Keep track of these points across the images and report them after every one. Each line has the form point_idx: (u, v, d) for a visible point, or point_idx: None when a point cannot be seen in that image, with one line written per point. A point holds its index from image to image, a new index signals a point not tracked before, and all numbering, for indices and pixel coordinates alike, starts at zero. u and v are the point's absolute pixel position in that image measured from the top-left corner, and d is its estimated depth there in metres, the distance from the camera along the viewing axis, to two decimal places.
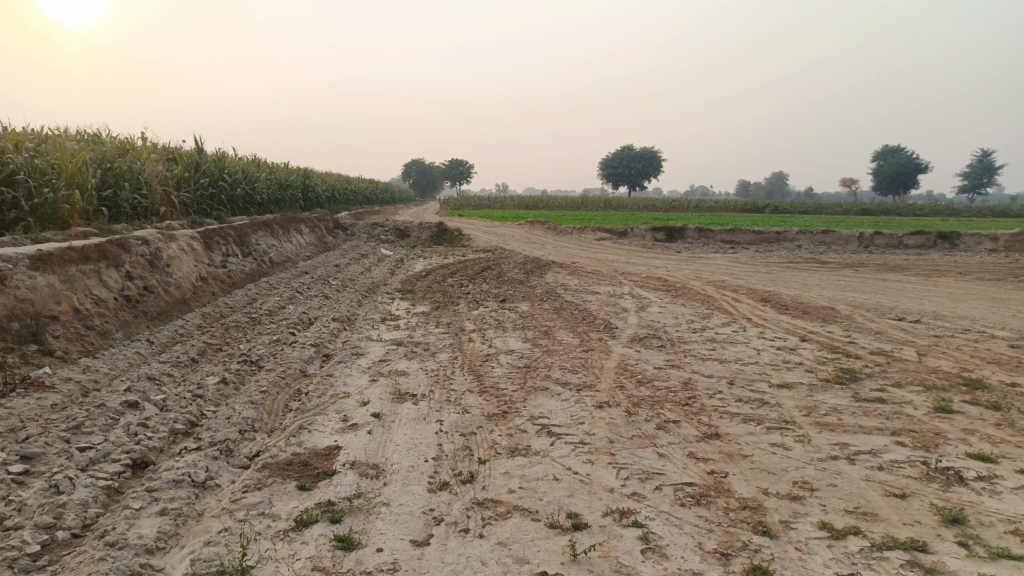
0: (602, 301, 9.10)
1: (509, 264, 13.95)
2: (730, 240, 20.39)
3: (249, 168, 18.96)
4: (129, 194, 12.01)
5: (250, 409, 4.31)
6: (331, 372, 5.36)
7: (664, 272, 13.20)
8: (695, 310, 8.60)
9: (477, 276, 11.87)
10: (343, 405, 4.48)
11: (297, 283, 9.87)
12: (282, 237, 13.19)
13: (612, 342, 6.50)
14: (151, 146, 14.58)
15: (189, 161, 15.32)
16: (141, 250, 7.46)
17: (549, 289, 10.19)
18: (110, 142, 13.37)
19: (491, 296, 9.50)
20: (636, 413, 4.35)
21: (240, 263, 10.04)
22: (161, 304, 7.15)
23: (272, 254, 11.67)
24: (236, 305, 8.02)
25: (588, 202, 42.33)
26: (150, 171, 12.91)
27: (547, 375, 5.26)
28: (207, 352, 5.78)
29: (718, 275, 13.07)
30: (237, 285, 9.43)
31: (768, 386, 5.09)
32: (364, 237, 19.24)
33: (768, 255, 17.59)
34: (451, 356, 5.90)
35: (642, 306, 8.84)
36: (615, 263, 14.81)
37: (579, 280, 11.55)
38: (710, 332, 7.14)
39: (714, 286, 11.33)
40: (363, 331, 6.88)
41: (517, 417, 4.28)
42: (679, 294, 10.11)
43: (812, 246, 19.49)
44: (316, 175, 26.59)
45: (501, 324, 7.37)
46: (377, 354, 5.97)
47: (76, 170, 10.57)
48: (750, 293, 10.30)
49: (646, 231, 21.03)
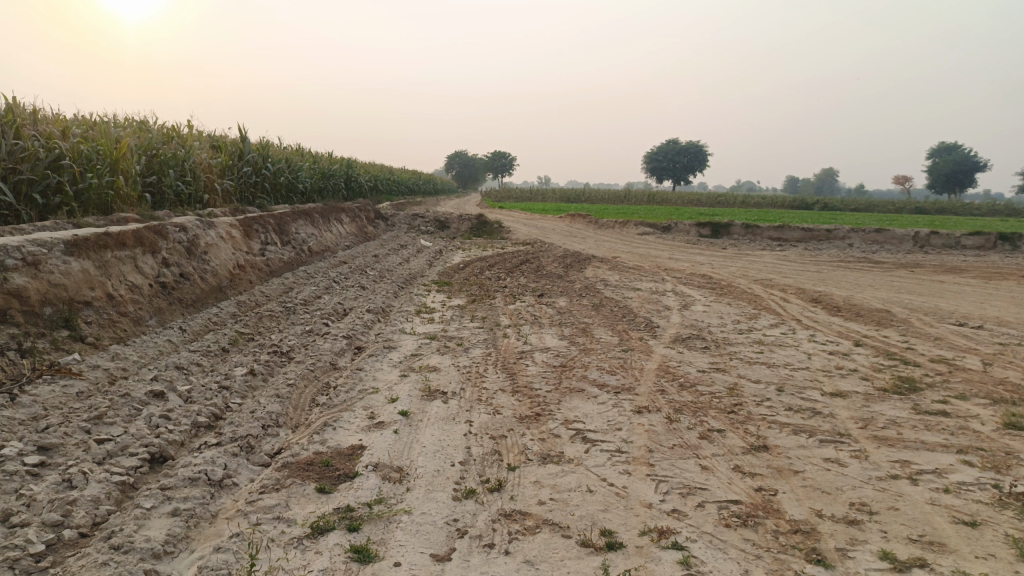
0: (643, 298, 8.82)
1: (548, 257, 13.72)
2: (778, 237, 19.81)
3: (292, 156, 19.06)
4: (172, 180, 12.10)
5: (275, 403, 4.18)
6: (361, 365, 5.21)
7: (708, 269, 12.82)
8: (740, 310, 8.26)
9: (516, 269, 11.67)
10: (370, 402, 4.32)
11: (334, 273, 9.80)
12: (322, 226, 13.18)
13: (653, 342, 6.23)
14: (196, 134, 14.71)
15: (233, 149, 15.43)
16: (178, 237, 7.43)
17: (589, 285, 9.93)
18: (156, 129, 13.52)
19: (529, 290, 9.28)
20: (677, 420, 4.10)
21: (279, 251, 10.01)
22: (197, 291, 7.11)
23: (311, 242, 11.65)
24: (271, 293, 7.96)
25: (632, 195, 41.77)
26: (193, 158, 13.01)
27: (584, 375, 5.03)
28: (238, 342, 5.70)
29: (764, 273, 12.64)
30: (275, 273, 9.40)
31: (820, 395, 4.78)
32: (404, 227, 19.20)
33: (817, 253, 17.01)
34: (485, 353, 5.71)
35: (685, 304, 8.53)
36: (657, 259, 14.46)
37: (620, 276, 11.26)
38: (757, 334, 6.81)
39: (761, 284, 10.94)
40: (397, 324, 6.73)
41: (551, 420, 4.06)
42: (724, 292, 9.76)
43: (863, 244, 18.81)
44: (359, 164, 26.68)
45: (537, 320, 7.15)
46: (410, 348, 5.81)
47: (121, 156, 10.67)
48: (799, 293, 9.89)
49: (691, 227, 20.57)
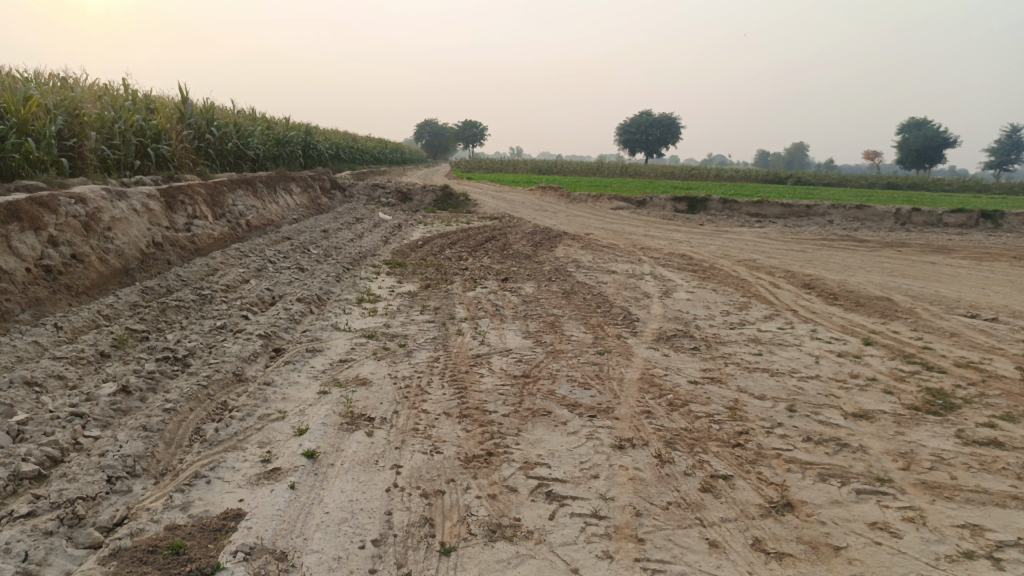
0: (619, 283, 7.85)
1: (516, 234, 12.70)
2: (756, 213, 18.97)
3: (242, 121, 17.64)
4: (96, 144, 10.80)
5: (136, 441, 3.12)
6: (272, 377, 4.17)
7: (687, 249, 11.91)
8: (727, 298, 7.33)
9: (479, 248, 10.63)
10: (270, 437, 3.29)
11: (271, 252, 8.67)
12: (267, 198, 11.96)
13: (634, 341, 5.27)
14: (129, 93, 13.30)
15: (172, 111, 14.05)
16: (73, 210, 6.24)
17: (559, 267, 8.93)
18: (81, 88, 12.12)
19: (492, 273, 8.26)
20: (671, 462, 3.14)
21: (208, 226, 8.83)
22: (92, 276, 5.96)
23: (251, 216, 10.45)
24: (189, 278, 6.83)
25: (604, 167, 40.75)
26: (123, 121, 11.67)
27: (551, 389, 4.04)
28: (125, 344, 4.59)
29: (746, 253, 11.77)
30: (201, 252, 8.24)
31: (842, 418, 3.85)
32: (363, 199, 17.97)
33: (797, 231, 16.21)
34: (430, 357, 4.69)
35: (666, 290, 7.58)
36: (633, 236, 13.50)
37: (592, 256, 10.28)
38: (751, 330, 5.89)
39: (746, 266, 10.05)
40: (330, 318, 5.67)
41: (505, 463, 3.08)
42: (707, 275, 8.85)
43: (844, 222, 18.08)
44: (319, 131, 25.20)
45: (498, 311, 6.14)
46: (339, 352, 4.77)
47: (30, 116, 9.37)
48: (789, 277, 9.01)
49: (666, 201, 19.66)
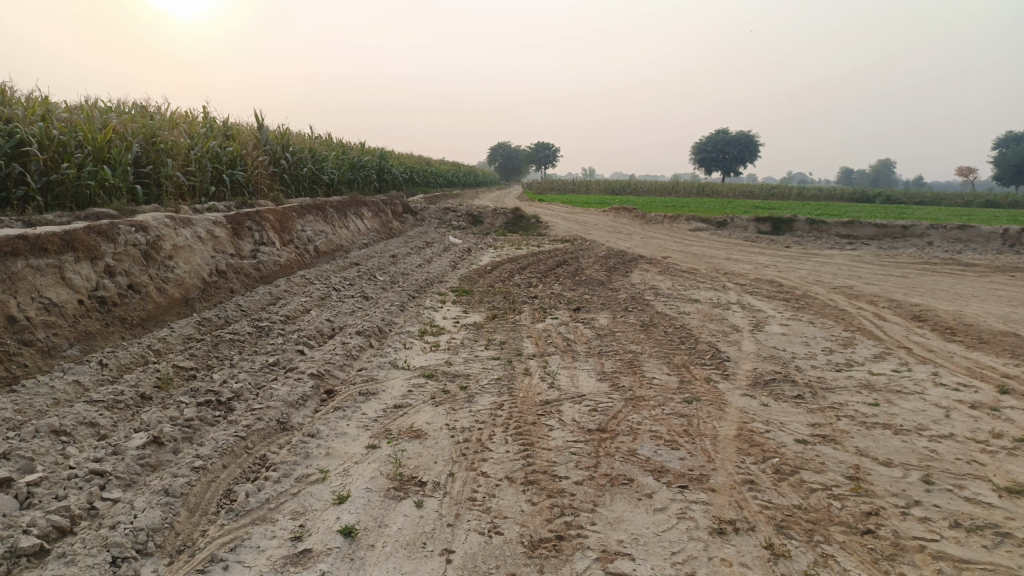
0: (702, 315, 7.19)
1: (589, 259, 12.14)
2: (847, 234, 17.81)
3: (317, 145, 17.76)
4: (172, 170, 10.87)
5: (154, 509, 2.72)
6: (318, 425, 3.75)
7: (774, 274, 11.09)
8: (827, 333, 6.57)
9: (550, 274, 10.14)
10: (305, 506, 2.84)
11: (336, 278, 8.40)
12: (337, 222, 11.81)
13: (726, 386, 4.64)
14: (207, 120, 13.47)
15: (248, 137, 14.17)
16: (132, 238, 6.07)
17: (636, 295, 8.33)
18: (161, 116, 12.31)
19: (563, 303, 7.73)
20: (786, 556, 2.52)
21: (274, 252, 8.64)
22: (149, 307, 5.74)
23: (319, 241, 10.27)
24: (248, 307, 6.57)
25: (680, 186, 39.70)
26: (199, 147, 11.74)
27: (633, 449, 3.48)
28: (169, 384, 4.27)
29: (841, 279, 10.84)
30: (265, 279, 8.04)
31: (994, 494, 3.13)
32: (434, 223, 17.77)
33: (894, 254, 15.04)
34: (494, 402, 4.18)
35: (757, 323, 6.87)
36: (714, 260, 12.73)
37: (672, 282, 9.63)
38: (861, 374, 5.15)
39: (842, 294, 9.18)
40: (388, 353, 5.25)
41: (579, 552, 2.53)
42: (801, 305, 8.07)
43: (945, 244, 16.73)
44: (393, 154, 25.33)
45: (571, 347, 5.61)
46: (394, 395, 4.32)
47: (108, 143, 9.43)
48: (895, 307, 8.13)
49: (749, 222, 18.71)
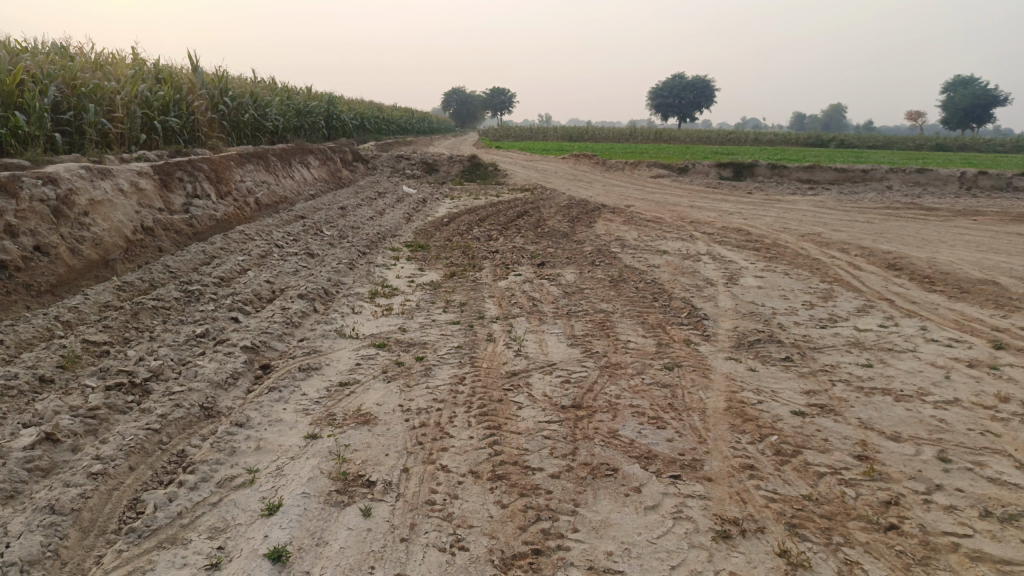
0: (673, 268, 6.77)
1: (549, 208, 11.63)
2: (807, 179, 17.59)
3: (259, 90, 16.69)
4: (96, 116, 9.92)
5: (34, 536, 2.18)
6: (248, 411, 3.22)
7: (740, 222, 10.75)
8: (804, 285, 6.21)
9: (510, 225, 9.61)
10: (227, 521, 2.34)
11: (279, 234, 7.74)
12: (280, 172, 11.03)
13: (709, 349, 4.23)
14: (135, 62, 12.40)
15: (183, 80, 13.14)
16: (39, 192, 5.33)
17: (602, 246, 7.88)
18: (83, 56, 11.24)
19: (526, 257, 7.24)
20: (806, 566, 2.13)
21: (209, 205, 7.92)
22: (59, 270, 5.06)
23: (261, 193, 9.52)
24: (178, 267, 5.91)
25: (638, 132, 39.16)
26: (126, 91, 10.77)
27: (614, 429, 3.04)
28: (75, 362, 3.67)
29: (808, 226, 10.55)
30: (200, 236, 7.34)
31: (1018, 472, 2.79)
32: (387, 172, 16.97)
33: (856, 198, 14.86)
34: (454, 375, 3.70)
35: (731, 276, 6.49)
36: (678, 208, 12.34)
37: (638, 232, 9.20)
38: (847, 331, 4.80)
39: (812, 241, 8.87)
40: (334, 319, 4.70)
41: (561, 573, 2.09)
42: (772, 254, 7.73)
43: (904, 188, 16.63)
44: (343, 100, 24.18)
45: (536, 308, 5.14)
46: (340, 370, 3.80)
47: (18, 86, 8.49)
48: (867, 255, 7.85)
49: (710, 167, 18.34)
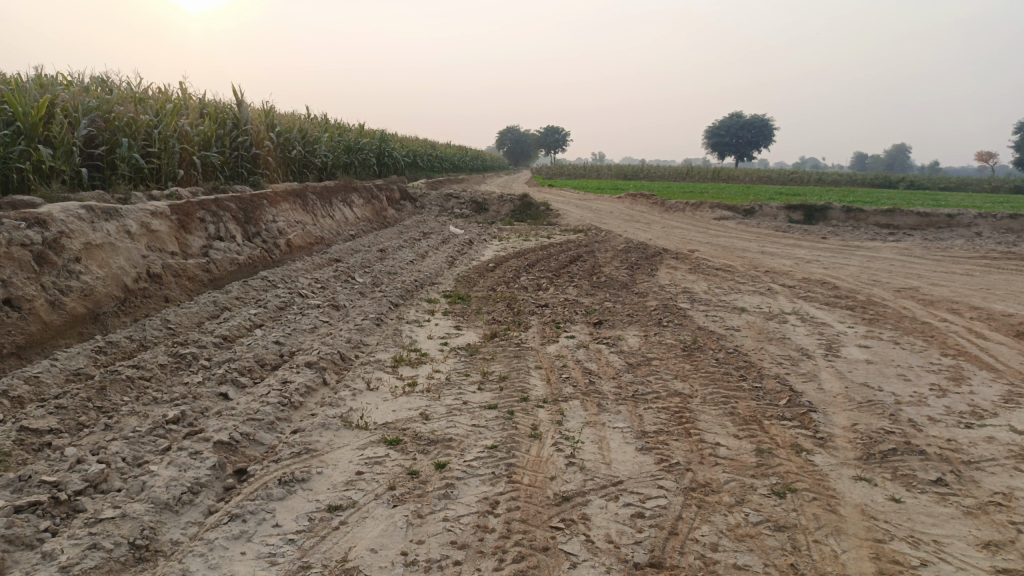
0: (756, 332, 5.70)
1: (605, 253, 10.65)
2: (887, 224, 16.21)
3: (308, 126, 16.29)
4: (130, 150, 9.41)
5: None
6: (191, 556, 2.29)
7: (822, 272, 9.57)
8: (923, 360, 5.06)
9: (563, 273, 8.67)
10: None
11: (305, 280, 6.95)
12: (319, 211, 10.35)
13: (827, 463, 3.16)
14: (180, 97, 11.99)
15: (229, 115, 12.70)
16: (20, 236, 4.61)
17: (669, 302, 6.85)
18: (126, 90, 10.84)
19: (580, 314, 6.26)
20: None
21: (230, 247, 7.19)
22: (31, 329, 4.29)
23: (294, 233, 8.81)
24: (179, 322, 5.12)
25: (695, 172, 38.02)
26: (165, 125, 10.26)
27: None
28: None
29: (900, 279, 9.30)
30: (216, 282, 6.59)
31: None
32: (434, 211, 16.27)
33: (945, 246, 13.45)
34: (484, 499, 2.72)
35: (829, 345, 5.38)
36: (749, 255, 11.21)
37: (707, 284, 8.13)
38: (1003, 432, 3.65)
39: (913, 299, 7.65)
40: (342, 399, 3.79)
41: None
42: (871, 316, 6.57)
43: (997, 234, 15.08)
44: (395, 138, 23.80)
45: (595, 387, 4.15)
46: (336, 482, 2.87)
47: (46, 119, 7.98)
48: (987, 320, 6.60)
49: (779, 209, 17.13)
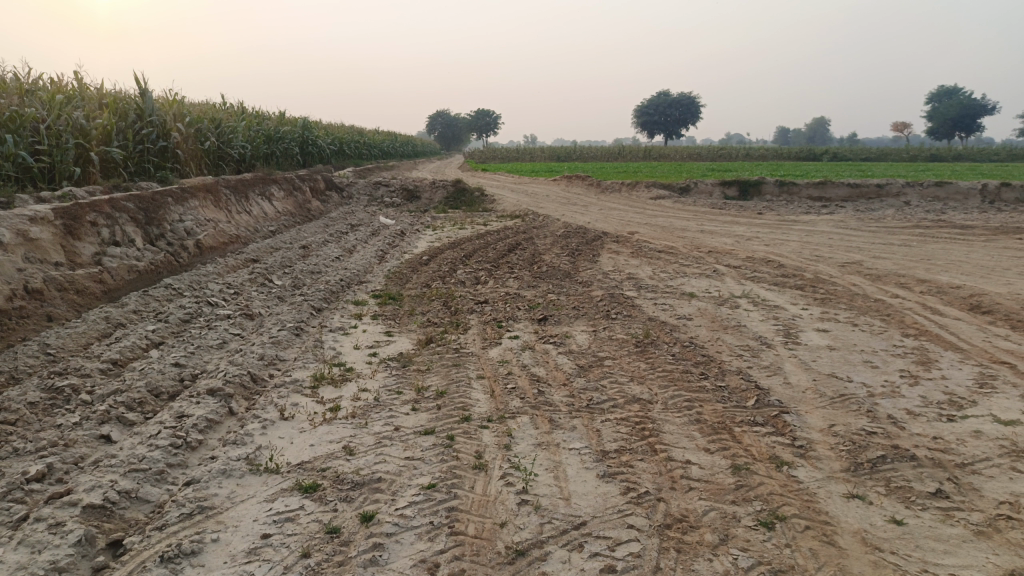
0: (710, 320, 5.34)
1: (544, 239, 10.21)
2: (819, 197, 16.30)
3: (223, 116, 15.26)
4: (15, 147, 8.41)
5: None
6: None
7: (765, 250, 9.35)
8: (886, 343, 4.78)
9: (501, 263, 8.18)
10: None
11: (216, 286, 6.25)
12: (234, 207, 9.56)
13: (813, 479, 2.78)
14: (75, 88, 10.90)
15: (132, 106, 11.65)
16: None
17: (615, 290, 6.44)
18: (10, 81, 9.73)
19: (522, 309, 5.78)
20: None
21: (128, 253, 6.42)
22: None
23: (205, 233, 8.03)
24: (61, 346, 4.40)
25: (626, 152, 37.96)
26: (55, 118, 9.23)
27: None
28: None
29: (842, 254, 9.15)
30: (112, 293, 5.84)
31: None
32: (363, 202, 15.50)
33: (878, 217, 13.53)
34: (422, 562, 2.23)
35: (787, 331, 5.06)
36: (690, 234, 10.95)
37: (652, 268, 7.78)
38: (989, 425, 3.35)
39: (860, 275, 7.46)
40: (250, 434, 3.21)
41: None
42: (824, 295, 6.31)
43: (924, 203, 15.31)
44: (320, 124, 22.73)
45: (545, 398, 3.68)
46: (236, 551, 2.32)
47: None
48: (937, 293, 6.43)
49: (714, 186, 17.03)
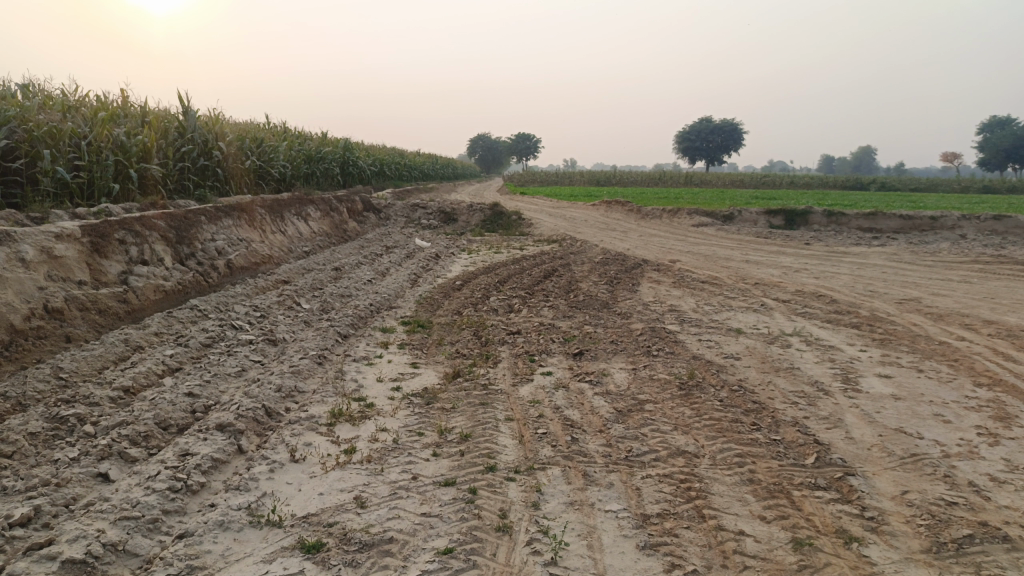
0: (760, 361, 4.95)
1: (581, 265, 9.89)
2: (869, 227, 15.70)
3: (264, 135, 15.33)
4: (55, 163, 8.40)
5: None
6: None
7: (814, 283, 8.89)
8: (957, 393, 4.34)
9: (537, 290, 7.88)
10: None
11: (242, 309, 6.06)
12: (268, 227, 9.44)
13: (889, 561, 2.40)
14: (119, 106, 10.97)
15: (174, 124, 11.70)
16: None
17: (656, 324, 6.09)
18: (55, 97, 9.80)
19: (557, 342, 5.46)
20: None
21: (155, 271, 6.28)
22: None
23: (237, 253, 7.90)
24: (73, 370, 4.20)
25: (666, 177, 37.51)
26: (96, 135, 9.24)
27: None
28: None
29: (898, 289, 8.65)
30: (135, 313, 5.68)
31: None
32: (400, 222, 15.39)
33: (933, 250, 12.91)
34: None
35: (845, 375, 4.64)
36: (734, 264, 10.53)
37: (695, 301, 7.40)
38: None
39: (920, 313, 6.97)
40: (255, 479, 2.94)
41: None
42: (883, 336, 5.86)
43: (982, 236, 14.61)
44: (361, 145, 22.82)
45: (580, 447, 3.35)
46: None
47: None
48: (1008, 337, 5.93)
49: (759, 215, 16.54)
